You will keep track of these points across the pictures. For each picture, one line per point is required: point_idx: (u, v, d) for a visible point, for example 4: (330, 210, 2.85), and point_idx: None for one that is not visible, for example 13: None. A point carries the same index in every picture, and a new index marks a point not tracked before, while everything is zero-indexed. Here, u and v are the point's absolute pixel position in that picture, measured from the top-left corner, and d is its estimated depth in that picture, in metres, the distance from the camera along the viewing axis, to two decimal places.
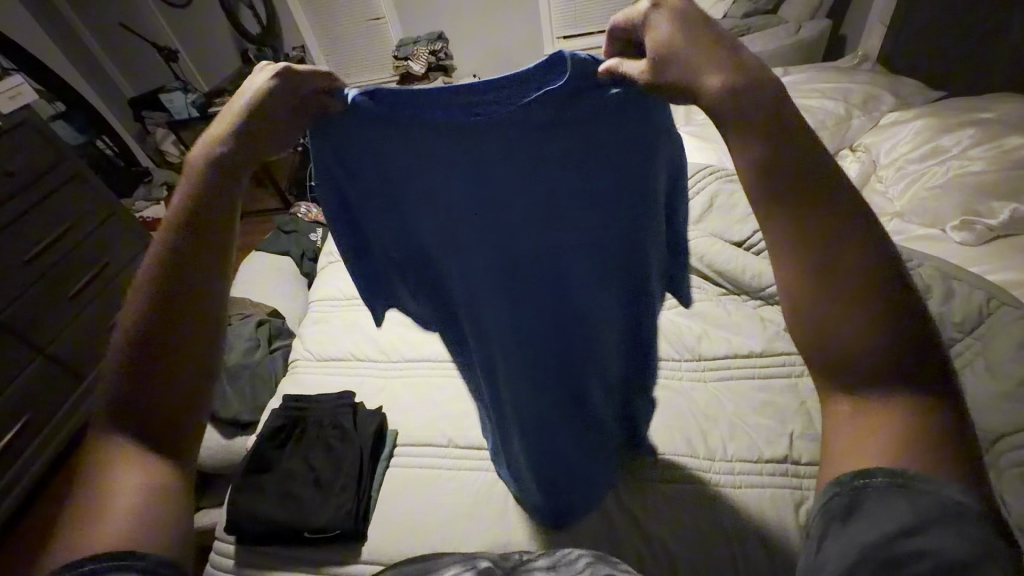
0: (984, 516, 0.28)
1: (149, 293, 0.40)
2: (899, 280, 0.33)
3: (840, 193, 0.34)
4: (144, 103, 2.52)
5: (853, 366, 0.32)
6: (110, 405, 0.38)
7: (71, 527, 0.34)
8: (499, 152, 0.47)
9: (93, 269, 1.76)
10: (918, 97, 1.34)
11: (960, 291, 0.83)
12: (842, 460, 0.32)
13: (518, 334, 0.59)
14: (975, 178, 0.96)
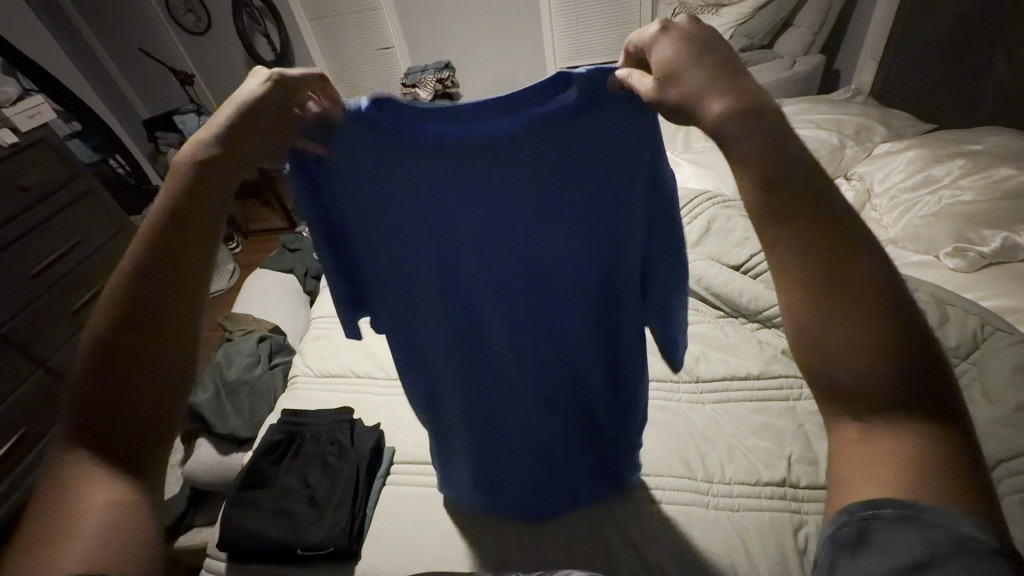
0: (1000, 554, 0.25)
1: (135, 304, 0.38)
2: (899, 298, 0.32)
3: (838, 211, 0.34)
4: (159, 125, 2.56)
5: (857, 387, 0.31)
6: (77, 411, 0.36)
7: (36, 542, 0.32)
8: (495, 170, 0.49)
9: (98, 283, 1.78)
10: (910, 128, 1.38)
11: (955, 316, 0.84)
12: (848, 488, 0.30)
13: (495, 342, 0.61)
14: (965, 209, 0.99)
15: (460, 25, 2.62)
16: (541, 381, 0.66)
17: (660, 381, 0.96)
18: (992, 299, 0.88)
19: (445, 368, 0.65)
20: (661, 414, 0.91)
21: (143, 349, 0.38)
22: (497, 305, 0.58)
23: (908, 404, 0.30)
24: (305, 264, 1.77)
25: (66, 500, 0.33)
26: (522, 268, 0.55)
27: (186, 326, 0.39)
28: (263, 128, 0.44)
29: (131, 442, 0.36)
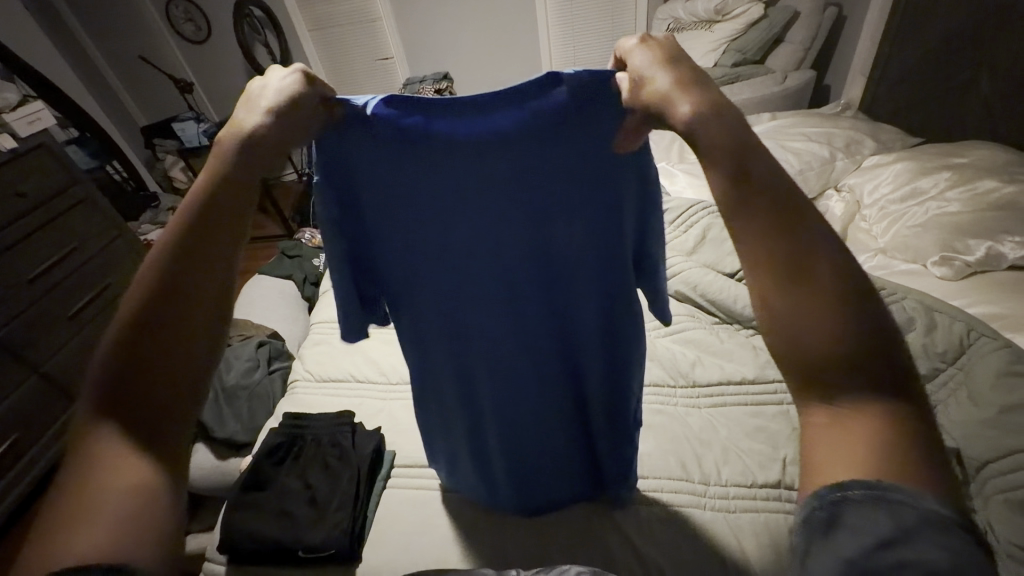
0: (959, 527, 0.26)
1: (155, 290, 0.35)
2: (855, 282, 0.32)
3: (794, 199, 0.35)
4: (157, 131, 2.56)
5: (827, 368, 0.30)
6: (96, 397, 0.33)
7: (48, 536, 0.28)
8: (500, 165, 0.50)
9: (91, 292, 1.76)
10: (897, 141, 1.43)
11: (942, 322, 0.87)
12: (816, 472, 0.30)
13: (501, 339, 0.63)
14: (951, 219, 1.02)
15: (459, 36, 2.67)
16: (543, 377, 0.68)
17: (656, 386, 0.97)
18: (979, 306, 0.91)
19: (451, 363, 0.66)
20: (657, 417, 0.92)
21: (161, 335, 0.34)
22: (505, 300, 0.59)
23: (864, 376, 0.30)
24: (305, 271, 1.78)
25: (87, 485, 0.30)
26: (532, 261, 0.57)
27: (214, 314, 0.36)
28: (292, 120, 0.44)
29: (158, 430, 0.32)
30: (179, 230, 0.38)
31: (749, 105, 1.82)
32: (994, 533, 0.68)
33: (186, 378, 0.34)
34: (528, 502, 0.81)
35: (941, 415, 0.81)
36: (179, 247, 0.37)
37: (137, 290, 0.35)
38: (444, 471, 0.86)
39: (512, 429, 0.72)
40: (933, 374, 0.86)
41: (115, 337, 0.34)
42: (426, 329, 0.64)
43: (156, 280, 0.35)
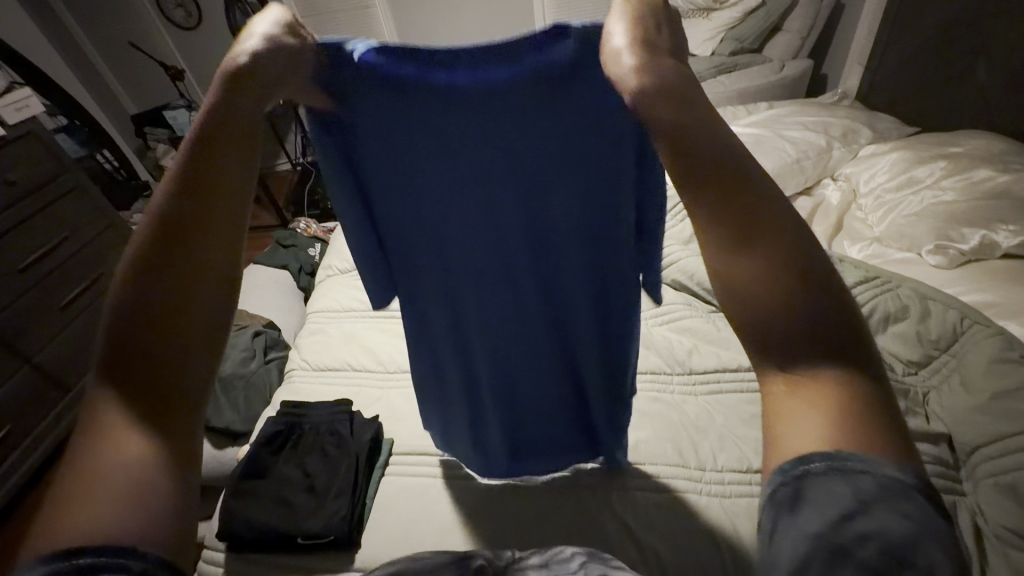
0: (916, 489, 0.28)
1: (152, 255, 0.35)
2: (811, 262, 0.33)
3: (756, 182, 0.35)
4: (148, 120, 2.53)
5: (781, 340, 0.31)
6: (107, 352, 0.33)
7: (57, 506, 0.28)
8: (495, 123, 0.52)
9: (82, 283, 1.74)
10: (894, 130, 1.43)
11: (936, 310, 0.87)
12: (778, 445, 0.30)
13: (499, 300, 0.66)
14: (947, 208, 1.03)
15: (455, 22, 2.63)
16: (536, 336, 0.70)
17: (653, 373, 0.98)
18: (973, 294, 0.92)
19: (449, 321, 0.68)
20: (653, 405, 0.93)
21: (162, 304, 0.33)
22: (500, 258, 0.61)
23: (821, 349, 0.30)
24: (300, 260, 1.77)
25: (93, 457, 0.30)
26: (528, 222, 0.59)
27: (224, 259, 0.36)
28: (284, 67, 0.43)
29: (163, 410, 0.32)
30: (173, 185, 0.37)
31: (746, 94, 1.81)
32: (983, 516, 0.69)
33: (193, 328, 0.34)
34: (521, 470, 0.85)
35: (933, 401, 0.83)
36: (181, 189, 0.36)
37: (142, 235, 0.35)
38: (438, 436, 0.88)
39: (507, 389, 0.75)
40: (925, 362, 0.88)
41: (119, 302, 0.34)
42: (427, 293, 0.66)
43: (162, 221, 0.35)
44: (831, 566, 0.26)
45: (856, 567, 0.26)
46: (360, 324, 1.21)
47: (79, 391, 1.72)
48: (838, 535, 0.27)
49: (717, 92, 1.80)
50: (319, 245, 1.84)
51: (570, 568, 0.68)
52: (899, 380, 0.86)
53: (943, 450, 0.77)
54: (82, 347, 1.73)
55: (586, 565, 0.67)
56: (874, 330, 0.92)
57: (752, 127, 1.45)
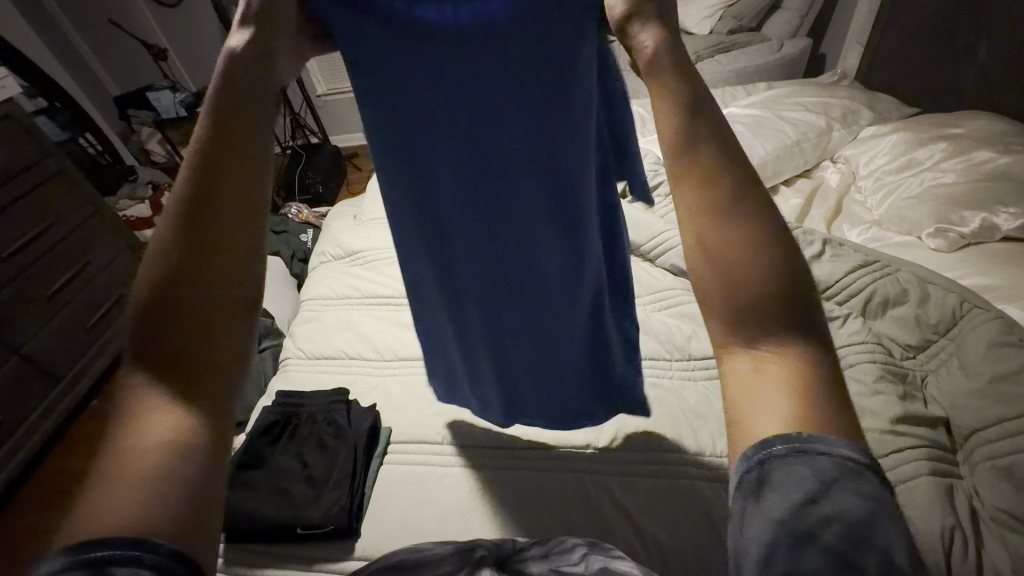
0: (872, 470, 0.30)
1: (175, 240, 0.35)
2: (787, 253, 0.34)
3: (740, 172, 0.36)
4: (131, 103, 2.45)
5: (747, 323, 0.33)
6: (137, 333, 0.34)
7: (91, 491, 0.30)
8: (494, 87, 0.50)
9: (69, 272, 1.70)
10: (895, 111, 1.40)
11: (935, 294, 0.88)
12: (743, 430, 0.32)
13: (510, 283, 0.65)
14: (947, 191, 1.02)
15: None
16: (547, 318, 0.68)
17: (652, 360, 0.97)
18: (972, 278, 0.92)
19: (453, 299, 0.68)
20: (654, 391, 0.92)
21: (182, 289, 0.34)
22: (505, 230, 0.60)
23: (784, 332, 0.33)
24: (292, 246, 1.74)
25: (123, 443, 0.31)
26: (536, 198, 0.58)
27: (246, 235, 0.37)
28: (280, 30, 0.42)
29: (191, 404, 0.32)
30: (190, 167, 0.37)
31: (744, 75, 1.79)
32: (979, 497, 0.70)
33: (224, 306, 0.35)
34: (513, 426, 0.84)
35: (930, 385, 0.82)
36: (202, 163, 0.37)
37: (169, 212, 0.37)
38: (442, 390, 0.87)
39: (516, 372, 0.75)
40: (925, 346, 0.87)
41: (145, 289, 0.35)
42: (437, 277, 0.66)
43: (185, 198, 0.36)
44: (797, 551, 0.28)
45: (821, 550, 0.28)
46: (356, 311, 1.19)
47: (69, 379, 1.72)
48: (803, 520, 0.29)
49: (715, 74, 1.78)
50: (311, 231, 1.80)
51: (571, 558, 0.69)
52: (896, 364, 0.86)
53: (940, 433, 0.76)
54: (70, 336, 1.71)
55: (588, 555, 0.68)
56: (873, 315, 0.93)
57: (751, 108, 1.42)
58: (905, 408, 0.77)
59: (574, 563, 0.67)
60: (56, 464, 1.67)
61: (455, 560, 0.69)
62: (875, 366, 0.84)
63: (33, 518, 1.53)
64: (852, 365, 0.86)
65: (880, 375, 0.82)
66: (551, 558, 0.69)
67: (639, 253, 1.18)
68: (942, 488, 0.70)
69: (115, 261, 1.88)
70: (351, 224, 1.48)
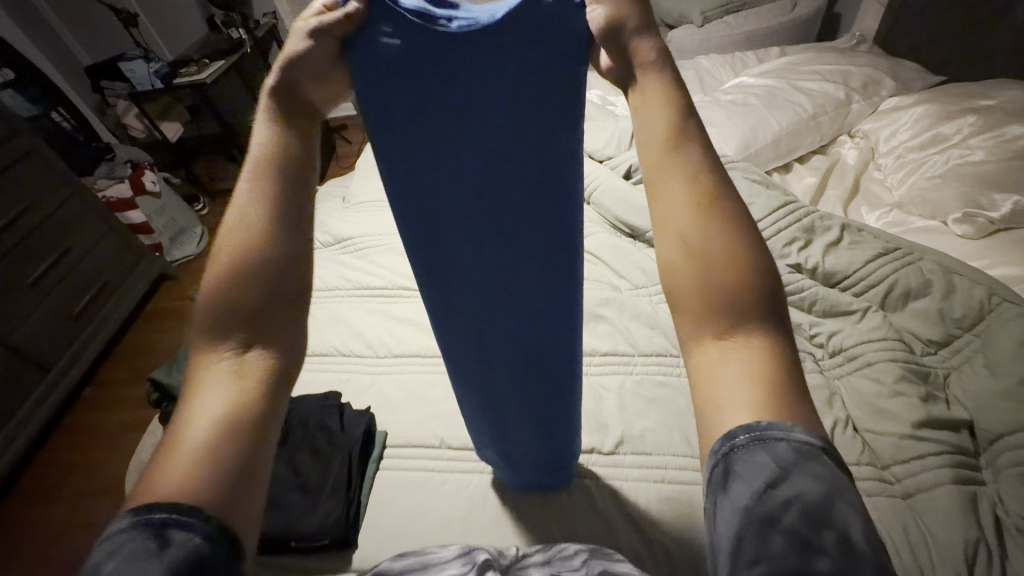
0: (825, 451, 0.32)
1: (231, 260, 0.43)
2: (763, 259, 0.37)
3: (722, 183, 0.38)
4: (103, 73, 2.30)
5: (717, 317, 0.36)
6: (206, 324, 0.42)
7: (154, 464, 0.36)
8: (490, 104, 0.46)
9: (51, 257, 1.63)
10: (919, 79, 1.31)
11: (962, 286, 0.83)
12: (713, 425, 0.35)
13: (516, 319, 0.59)
14: (975, 169, 0.95)
15: None
16: (546, 361, 0.63)
17: (660, 355, 0.92)
18: (999, 268, 0.87)
19: (458, 320, 0.62)
20: (662, 392, 0.88)
21: (239, 305, 0.42)
22: (518, 232, 0.53)
23: (750, 326, 0.35)
24: None
25: (180, 428, 0.38)
26: (541, 224, 0.52)
27: (297, 251, 0.44)
28: (316, 65, 0.46)
29: (239, 398, 0.39)
30: (243, 198, 0.45)
31: (754, 39, 1.68)
32: (1004, 506, 0.66)
33: (273, 311, 0.43)
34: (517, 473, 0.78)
35: (953, 385, 0.78)
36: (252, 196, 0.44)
37: (226, 239, 0.44)
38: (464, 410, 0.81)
39: (512, 411, 0.70)
40: (947, 341, 0.82)
41: (208, 304, 0.42)
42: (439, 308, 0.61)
43: (238, 224, 0.44)
44: (762, 535, 0.30)
45: (783, 535, 0.30)
46: (348, 304, 1.14)
47: (62, 369, 1.67)
48: (764, 506, 0.31)
49: (724, 39, 1.67)
50: None
51: (572, 564, 0.67)
52: (918, 362, 0.80)
53: (964, 438, 0.72)
54: (56, 325, 1.66)
55: (588, 561, 0.67)
56: (891, 306, 0.88)
57: (764, 77, 1.33)
58: (927, 411, 0.73)
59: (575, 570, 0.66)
60: (52, 454, 1.64)
61: (458, 566, 0.67)
62: (896, 366, 0.79)
63: (33, 509, 1.51)
64: (870, 363, 0.82)
65: (900, 375, 0.77)
66: (552, 565, 0.68)
67: (644, 239, 1.12)
68: (965, 496, 0.65)
69: (99, 245, 1.80)
70: (339, 208, 1.40)
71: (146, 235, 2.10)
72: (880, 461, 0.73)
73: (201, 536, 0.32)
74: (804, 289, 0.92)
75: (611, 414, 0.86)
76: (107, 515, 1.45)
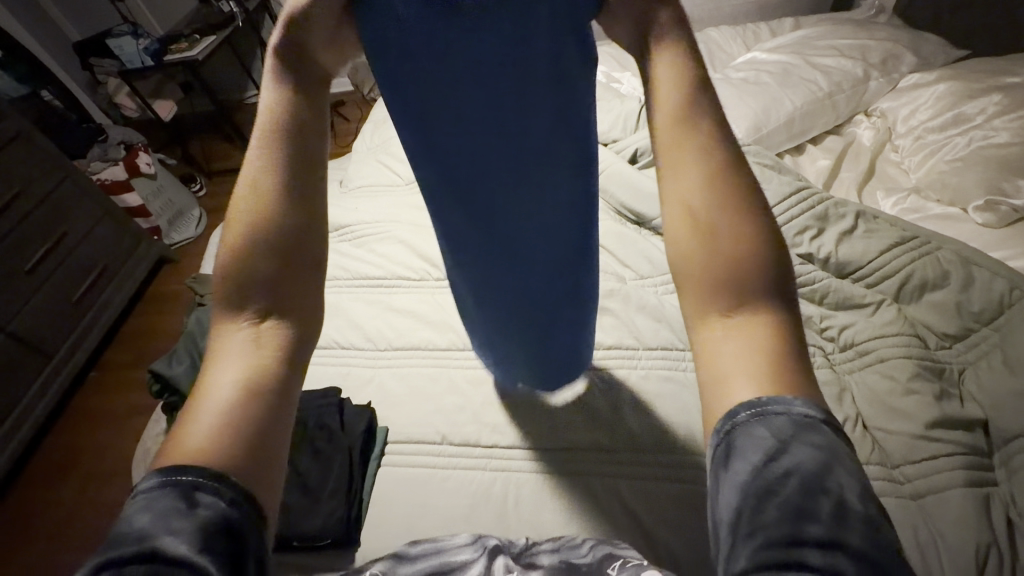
0: (825, 424, 0.31)
1: (248, 218, 0.40)
2: (777, 247, 0.35)
3: (736, 161, 0.37)
4: (92, 50, 2.22)
5: (722, 298, 0.35)
6: (223, 289, 0.40)
7: (179, 425, 0.36)
8: (482, 62, 0.45)
9: (46, 243, 1.61)
10: (941, 54, 1.24)
11: (981, 279, 0.80)
12: (716, 407, 0.34)
13: (510, 267, 0.63)
14: (999, 152, 0.90)
15: None
16: (537, 303, 0.68)
17: (664, 348, 0.90)
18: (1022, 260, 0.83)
19: (467, 270, 0.65)
20: (667, 387, 0.86)
21: (260, 267, 0.40)
22: (505, 189, 0.55)
23: (758, 309, 0.34)
24: None
25: (204, 392, 0.37)
26: (528, 180, 0.55)
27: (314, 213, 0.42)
28: (322, 27, 0.43)
29: (263, 366, 0.38)
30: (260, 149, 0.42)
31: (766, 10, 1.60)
32: (1017, 508, 0.64)
33: (292, 278, 0.41)
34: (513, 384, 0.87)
35: (967, 380, 0.76)
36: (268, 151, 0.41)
37: (240, 198, 0.41)
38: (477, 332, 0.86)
39: (501, 342, 0.75)
40: (964, 335, 0.79)
41: (225, 264, 0.40)
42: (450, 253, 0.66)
43: (254, 180, 0.41)
44: (760, 507, 0.29)
45: (780, 506, 0.29)
46: (347, 295, 1.11)
47: (63, 356, 1.67)
48: (760, 480, 0.30)
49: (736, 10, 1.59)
50: None
51: (580, 552, 0.67)
52: (932, 357, 0.78)
53: (978, 437, 0.70)
54: (55, 312, 1.64)
55: (595, 546, 0.67)
56: (905, 299, 0.85)
57: (778, 53, 1.27)
58: (941, 410, 0.71)
59: (582, 556, 0.66)
60: (58, 440, 1.65)
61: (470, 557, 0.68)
62: (910, 363, 0.77)
63: (43, 494, 1.53)
64: (883, 359, 0.80)
65: (914, 373, 0.75)
66: (560, 553, 0.68)
67: (650, 226, 1.09)
68: (977, 499, 0.64)
69: (93, 230, 1.76)
70: (337, 195, 1.36)
71: (144, 219, 2.06)
72: (890, 461, 0.71)
73: (228, 503, 0.32)
74: (815, 281, 0.90)
75: (614, 409, 0.85)
76: (114, 502, 1.47)
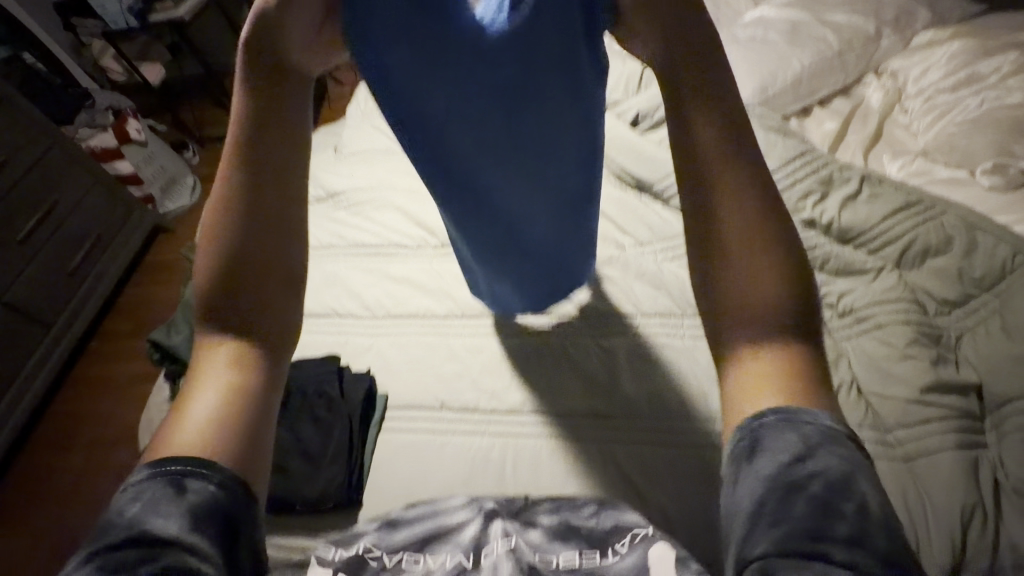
0: (848, 438, 0.38)
1: (221, 229, 0.43)
2: (802, 282, 0.41)
3: (768, 203, 0.42)
4: (72, 8, 2.13)
5: (752, 327, 0.41)
6: (202, 294, 0.44)
7: (169, 420, 0.42)
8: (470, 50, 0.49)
9: (36, 213, 1.59)
10: (957, 9, 1.18)
11: (984, 245, 0.79)
12: (743, 411, 0.40)
13: (497, 238, 0.67)
14: (1007, 113, 0.90)
15: None
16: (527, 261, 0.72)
17: (662, 315, 0.90)
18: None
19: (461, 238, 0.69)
20: (665, 354, 0.86)
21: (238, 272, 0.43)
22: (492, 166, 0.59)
23: (786, 336, 0.40)
24: None
25: (191, 391, 0.42)
26: (516, 152, 0.59)
27: (290, 220, 0.45)
28: (296, 33, 0.45)
29: (241, 367, 0.43)
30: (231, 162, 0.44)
31: None
32: (1004, 469, 0.65)
33: (269, 281, 0.44)
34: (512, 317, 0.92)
35: (963, 346, 0.76)
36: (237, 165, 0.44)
37: (213, 209, 0.44)
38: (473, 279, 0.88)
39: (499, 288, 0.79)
40: (962, 302, 0.79)
41: (204, 270, 0.44)
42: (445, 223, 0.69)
43: (224, 193, 0.44)
44: (786, 497, 0.35)
45: (807, 499, 0.34)
46: (344, 263, 1.10)
47: (63, 326, 1.68)
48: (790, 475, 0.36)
49: None
50: None
51: (582, 515, 0.69)
52: (929, 323, 0.78)
53: (971, 401, 0.71)
54: (51, 283, 1.64)
55: (599, 511, 0.69)
56: (906, 265, 0.84)
57: (788, 7, 1.20)
58: (936, 374, 0.72)
59: (586, 519, 0.68)
60: (63, 408, 1.67)
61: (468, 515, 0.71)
62: (908, 329, 0.77)
63: (52, 460, 1.57)
64: (880, 326, 0.79)
65: (911, 339, 0.75)
66: (562, 513, 0.69)
67: (651, 192, 1.06)
68: (967, 461, 0.65)
69: (85, 199, 1.73)
70: (332, 160, 1.33)
71: (136, 187, 2.02)
72: (883, 425, 0.72)
73: (217, 487, 0.38)
74: (816, 248, 0.88)
75: (611, 377, 0.85)
76: (122, 468, 1.51)
